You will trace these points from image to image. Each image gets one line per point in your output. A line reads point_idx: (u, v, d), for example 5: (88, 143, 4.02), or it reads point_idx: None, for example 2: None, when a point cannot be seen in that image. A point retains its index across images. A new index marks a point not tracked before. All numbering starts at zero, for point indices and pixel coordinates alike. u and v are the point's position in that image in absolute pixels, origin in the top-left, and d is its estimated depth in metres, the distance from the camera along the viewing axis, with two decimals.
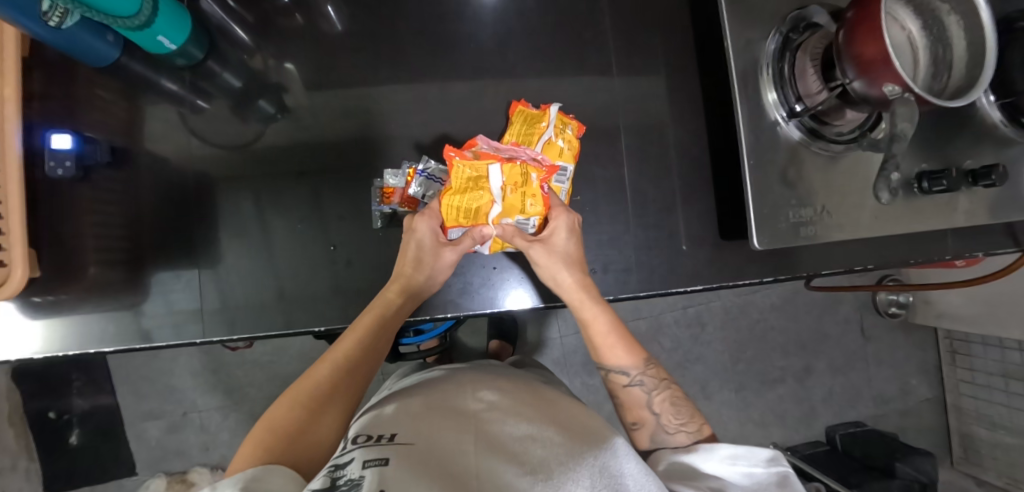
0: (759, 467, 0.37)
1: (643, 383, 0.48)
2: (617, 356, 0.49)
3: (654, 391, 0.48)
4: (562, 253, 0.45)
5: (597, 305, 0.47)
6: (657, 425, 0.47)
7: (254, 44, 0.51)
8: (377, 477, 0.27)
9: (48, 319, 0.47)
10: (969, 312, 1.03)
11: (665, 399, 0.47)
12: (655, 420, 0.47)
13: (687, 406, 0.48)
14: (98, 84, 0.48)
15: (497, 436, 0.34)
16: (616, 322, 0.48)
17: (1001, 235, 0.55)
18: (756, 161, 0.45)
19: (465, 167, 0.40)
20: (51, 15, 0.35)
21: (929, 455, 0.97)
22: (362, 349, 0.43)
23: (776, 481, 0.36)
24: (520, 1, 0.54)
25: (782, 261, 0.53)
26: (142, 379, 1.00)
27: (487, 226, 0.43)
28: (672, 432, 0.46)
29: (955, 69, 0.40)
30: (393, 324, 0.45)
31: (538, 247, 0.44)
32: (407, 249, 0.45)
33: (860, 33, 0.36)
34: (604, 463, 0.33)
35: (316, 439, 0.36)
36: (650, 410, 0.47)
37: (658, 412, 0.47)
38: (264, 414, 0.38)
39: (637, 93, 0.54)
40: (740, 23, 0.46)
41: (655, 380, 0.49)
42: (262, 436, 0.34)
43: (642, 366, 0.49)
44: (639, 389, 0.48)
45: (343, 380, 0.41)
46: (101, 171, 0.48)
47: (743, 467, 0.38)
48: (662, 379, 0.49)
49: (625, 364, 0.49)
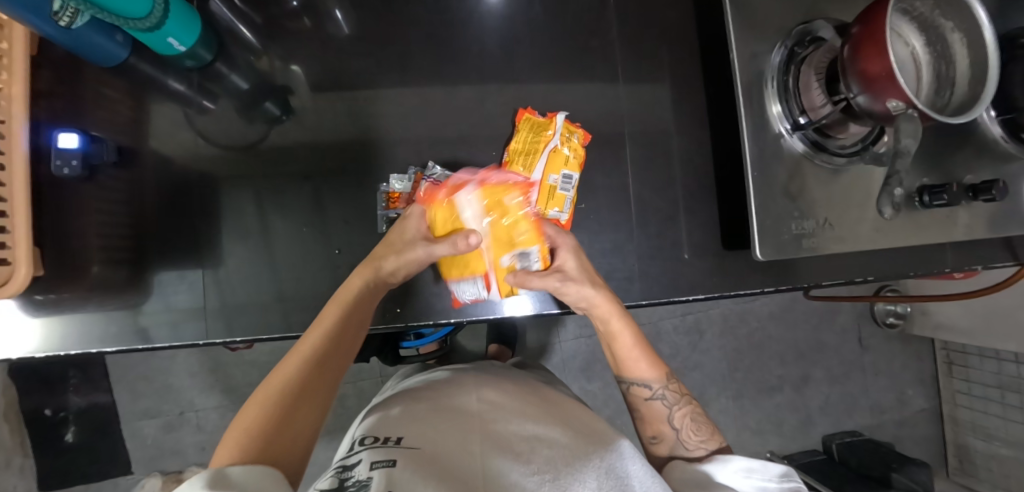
0: (773, 481, 0.38)
1: (665, 397, 0.49)
2: (641, 369, 0.50)
3: (675, 406, 0.49)
4: (581, 272, 0.46)
5: (619, 320, 0.47)
6: (676, 440, 0.47)
7: (262, 46, 0.51)
8: (385, 477, 0.27)
9: (49, 318, 0.46)
10: (964, 323, 1.04)
11: (686, 414, 0.49)
12: (676, 435, 0.48)
13: (706, 423, 0.49)
14: (105, 83, 0.48)
15: (502, 438, 0.35)
16: (639, 335, 0.50)
17: (1000, 249, 0.56)
18: (759, 173, 0.46)
19: (446, 210, 0.45)
20: (62, 15, 0.35)
21: (924, 465, 0.97)
22: (331, 340, 0.41)
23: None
24: (529, 9, 0.54)
25: (782, 272, 0.53)
26: (139, 377, 0.99)
27: (484, 268, 0.46)
28: (691, 448, 0.47)
29: (958, 87, 0.41)
30: (360, 312, 0.43)
31: (557, 276, 0.45)
32: (390, 238, 0.46)
33: (865, 48, 0.36)
34: (609, 464, 0.34)
35: (295, 434, 0.35)
36: (671, 424, 0.48)
37: (678, 427, 0.48)
38: (236, 417, 0.35)
39: (642, 102, 0.55)
40: (747, 36, 0.46)
41: (676, 395, 0.50)
42: (241, 438, 0.32)
43: (665, 380, 0.50)
44: (661, 403, 0.49)
45: (314, 374, 0.40)
46: (107, 169, 0.48)
47: (756, 480, 0.39)
48: (683, 395, 0.50)
49: (648, 378, 0.50)
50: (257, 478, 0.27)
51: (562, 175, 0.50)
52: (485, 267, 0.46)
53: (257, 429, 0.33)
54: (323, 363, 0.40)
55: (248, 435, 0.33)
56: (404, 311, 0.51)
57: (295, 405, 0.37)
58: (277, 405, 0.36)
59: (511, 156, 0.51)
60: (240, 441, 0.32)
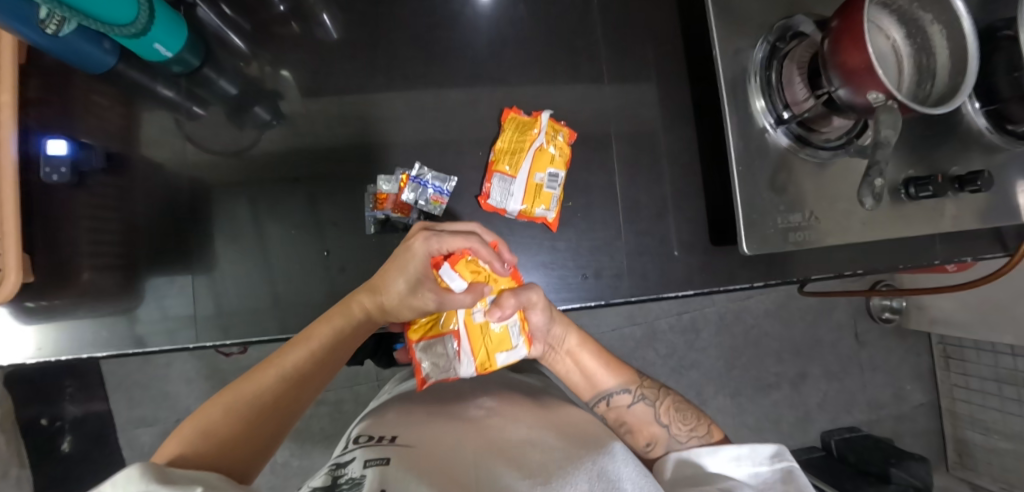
0: (763, 465, 0.40)
1: (643, 396, 0.52)
2: (611, 378, 0.53)
3: (656, 402, 0.52)
4: None
5: (570, 327, 0.53)
6: (669, 436, 0.49)
7: (251, 52, 0.52)
8: (378, 475, 0.27)
9: (41, 323, 0.47)
10: (961, 317, 1.03)
11: (669, 408, 0.51)
12: (666, 431, 0.49)
13: (689, 410, 0.52)
14: (95, 90, 0.49)
15: (496, 442, 0.34)
16: (600, 348, 0.55)
17: (989, 240, 0.56)
18: (745, 167, 0.46)
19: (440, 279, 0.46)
20: (48, 23, 0.36)
21: (924, 461, 0.96)
22: (316, 359, 0.41)
23: (781, 477, 0.38)
24: (514, 10, 0.55)
25: (771, 266, 0.53)
26: (135, 385, 1.01)
27: (457, 326, 0.47)
28: (685, 439, 0.48)
29: (939, 78, 0.41)
30: (352, 340, 0.43)
31: (535, 292, 0.45)
32: (394, 267, 0.42)
33: (845, 41, 0.36)
34: (602, 467, 0.33)
35: (258, 439, 0.35)
36: (659, 422, 0.50)
37: (666, 422, 0.50)
38: (200, 408, 0.36)
39: (629, 100, 0.55)
40: (729, 31, 0.46)
41: (652, 392, 0.53)
42: (196, 435, 0.33)
43: (637, 381, 0.53)
44: (642, 404, 0.51)
45: (290, 388, 0.39)
46: (96, 175, 0.49)
47: (748, 467, 0.41)
48: (658, 389, 0.53)
49: (621, 384, 0.53)
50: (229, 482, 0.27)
51: (549, 173, 0.52)
52: (459, 324, 0.47)
53: (218, 431, 0.34)
54: (301, 379, 0.40)
55: (208, 437, 0.33)
56: None
57: (261, 416, 0.37)
58: (244, 412, 0.36)
59: (498, 155, 0.52)
60: (196, 439, 0.32)
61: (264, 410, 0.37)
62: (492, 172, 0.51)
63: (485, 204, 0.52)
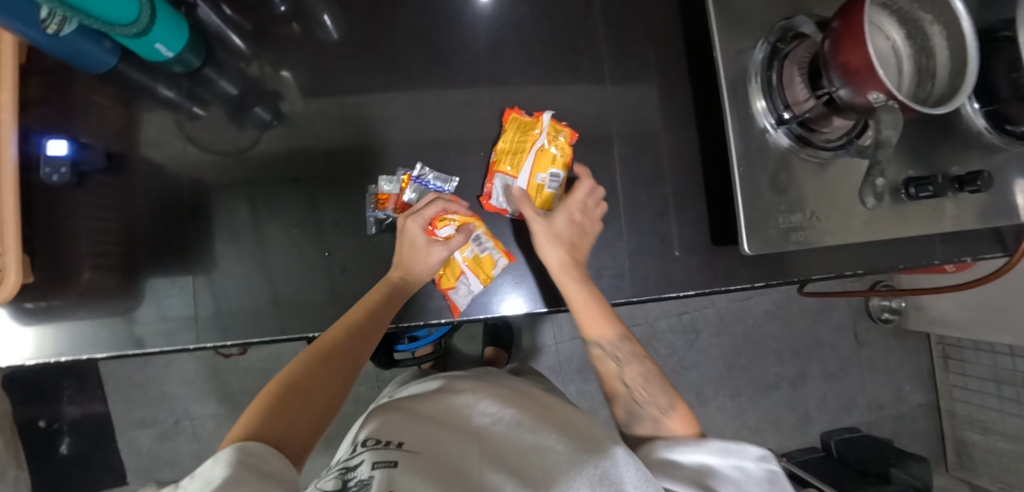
0: (751, 462, 0.35)
1: (617, 357, 0.50)
2: (598, 330, 0.49)
3: (626, 366, 0.50)
4: (557, 230, 0.49)
5: (580, 288, 0.47)
6: (629, 399, 0.48)
7: (251, 52, 0.52)
8: (385, 478, 0.27)
9: (40, 324, 0.46)
10: (960, 317, 1.04)
11: (637, 374, 0.49)
12: (627, 393, 0.49)
13: (660, 382, 0.49)
14: (95, 90, 0.49)
15: (500, 451, 0.34)
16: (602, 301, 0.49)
17: (989, 240, 0.56)
18: (746, 168, 0.46)
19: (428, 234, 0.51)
20: (50, 24, 0.35)
21: (924, 460, 0.97)
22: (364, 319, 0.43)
23: (767, 477, 0.34)
24: (515, 11, 0.55)
25: (772, 267, 0.53)
26: (134, 386, 1.00)
27: (460, 268, 0.50)
28: (642, 405, 0.47)
29: (939, 77, 0.41)
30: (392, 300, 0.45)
31: (536, 221, 0.49)
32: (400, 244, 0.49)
33: (844, 43, 0.37)
34: (603, 470, 0.31)
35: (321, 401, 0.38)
36: (623, 383, 0.49)
37: (630, 385, 0.49)
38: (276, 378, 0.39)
39: (629, 100, 0.55)
40: (730, 32, 0.47)
41: (630, 356, 0.50)
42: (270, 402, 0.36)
43: (620, 341, 0.50)
44: (613, 363, 0.50)
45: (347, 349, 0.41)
46: (96, 175, 0.48)
47: (734, 460, 0.35)
48: (637, 355, 0.51)
49: (605, 339, 0.49)
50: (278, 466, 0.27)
51: (550, 174, 0.53)
52: (461, 266, 0.51)
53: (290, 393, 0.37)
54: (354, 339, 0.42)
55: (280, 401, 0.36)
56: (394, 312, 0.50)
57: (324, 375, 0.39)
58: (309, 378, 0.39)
59: (499, 156, 0.52)
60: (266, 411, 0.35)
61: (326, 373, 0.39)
62: (494, 173, 0.51)
63: (485, 204, 0.52)
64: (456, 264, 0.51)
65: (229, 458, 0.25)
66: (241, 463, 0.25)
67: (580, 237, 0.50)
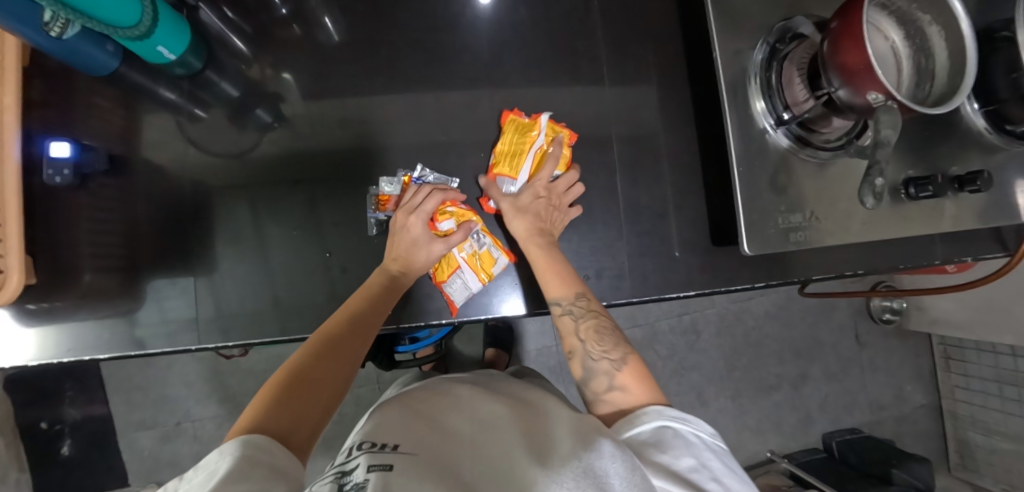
0: (705, 432, 0.36)
1: (572, 311, 0.45)
2: (553, 285, 0.46)
3: (581, 319, 0.45)
4: (523, 204, 0.50)
5: (553, 256, 0.48)
6: (583, 353, 0.44)
7: (252, 54, 0.52)
8: (381, 481, 0.26)
9: (42, 326, 0.47)
10: (961, 318, 1.03)
11: (591, 327, 0.45)
12: (582, 348, 0.44)
13: (614, 335, 0.45)
14: (97, 92, 0.49)
15: (492, 453, 0.32)
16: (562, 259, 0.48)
17: (989, 240, 0.56)
18: (746, 169, 0.46)
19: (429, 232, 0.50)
20: (53, 26, 0.36)
21: (925, 461, 0.98)
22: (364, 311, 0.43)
23: (717, 443, 0.36)
24: (515, 13, 0.55)
25: (772, 268, 0.53)
26: (135, 388, 1.00)
27: (457, 262, 0.50)
28: (596, 358, 0.43)
29: (938, 77, 0.41)
30: (391, 293, 0.46)
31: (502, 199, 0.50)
32: (398, 238, 0.48)
33: (843, 43, 0.37)
34: (587, 463, 0.30)
35: (324, 391, 0.36)
36: (578, 337, 0.45)
37: (584, 339, 0.44)
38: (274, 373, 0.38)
39: (629, 102, 0.55)
40: (729, 33, 0.47)
41: (585, 309, 0.46)
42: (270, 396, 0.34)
43: (575, 296, 0.46)
44: (569, 318, 0.45)
45: (347, 339, 0.41)
46: (98, 177, 0.49)
47: (692, 426, 0.36)
48: (593, 309, 0.46)
49: (561, 296, 0.46)
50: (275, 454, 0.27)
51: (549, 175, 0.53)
52: (458, 260, 0.50)
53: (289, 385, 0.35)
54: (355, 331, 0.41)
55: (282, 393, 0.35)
56: (395, 313, 0.50)
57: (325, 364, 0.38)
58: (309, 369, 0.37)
59: (498, 158, 0.52)
60: (265, 404, 0.33)
61: (326, 362, 0.38)
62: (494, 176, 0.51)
63: (485, 206, 0.52)
64: (453, 259, 0.50)
65: (234, 451, 0.27)
66: (245, 456, 0.26)
67: (547, 212, 0.50)
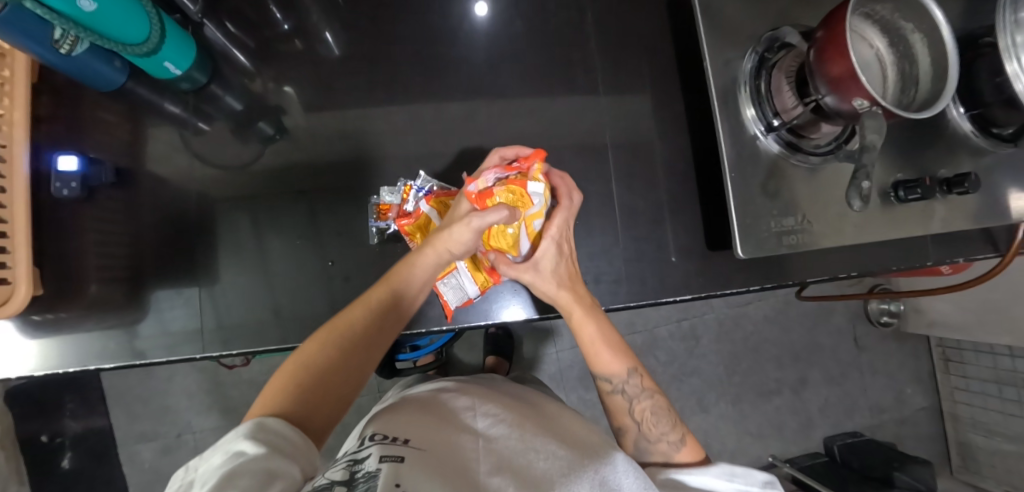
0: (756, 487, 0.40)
1: (626, 391, 0.49)
2: (608, 362, 0.50)
3: (636, 399, 0.49)
4: (553, 272, 0.47)
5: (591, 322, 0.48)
6: (639, 433, 0.48)
7: (255, 69, 0.54)
8: (392, 472, 0.26)
9: (48, 336, 0.47)
10: (959, 319, 1.04)
11: (646, 408, 0.48)
12: (637, 428, 0.48)
13: (669, 415, 0.48)
14: (103, 106, 0.50)
15: (504, 453, 0.33)
16: (608, 327, 0.49)
17: (980, 241, 0.57)
18: (738, 174, 0.47)
19: None
20: (63, 43, 0.37)
21: (928, 464, 0.97)
22: (384, 305, 0.41)
23: None
24: (510, 25, 0.57)
25: (765, 271, 0.54)
26: (136, 400, 1.00)
27: (457, 262, 0.50)
28: (654, 440, 0.47)
29: (922, 83, 0.43)
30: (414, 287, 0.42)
31: (529, 274, 0.47)
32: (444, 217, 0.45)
33: (829, 51, 0.38)
34: (603, 476, 0.33)
35: (339, 386, 0.37)
36: (632, 417, 0.49)
37: (639, 419, 0.48)
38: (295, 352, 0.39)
39: (622, 110, 0.57)
40: (718, 43, 0.48)
41: (639, 388, 0.49)
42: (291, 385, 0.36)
43: (629, 374, 0.49)
44: (621, 396, 0.49)
45: (366, 333, 0.40)
46: (105, 190, 0.50)
47: (738, 484, 0.40)
48: (647, 388, 0.50)
49: (614, 372, 0.49)
50: (292, 439, 0.29)
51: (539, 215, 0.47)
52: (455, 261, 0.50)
53: (308, 377, 0.36)
54: (373, 327, 0.40)
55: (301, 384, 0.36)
56: None
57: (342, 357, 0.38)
58: (327, 358, 0.38)
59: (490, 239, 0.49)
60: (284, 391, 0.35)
61: (343, 354, 0.38)
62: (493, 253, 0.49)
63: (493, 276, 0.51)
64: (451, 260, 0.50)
65: (248, 432, 0.28)
66: (258, 438, 0.27)
67: (571, 266, 0.49)
